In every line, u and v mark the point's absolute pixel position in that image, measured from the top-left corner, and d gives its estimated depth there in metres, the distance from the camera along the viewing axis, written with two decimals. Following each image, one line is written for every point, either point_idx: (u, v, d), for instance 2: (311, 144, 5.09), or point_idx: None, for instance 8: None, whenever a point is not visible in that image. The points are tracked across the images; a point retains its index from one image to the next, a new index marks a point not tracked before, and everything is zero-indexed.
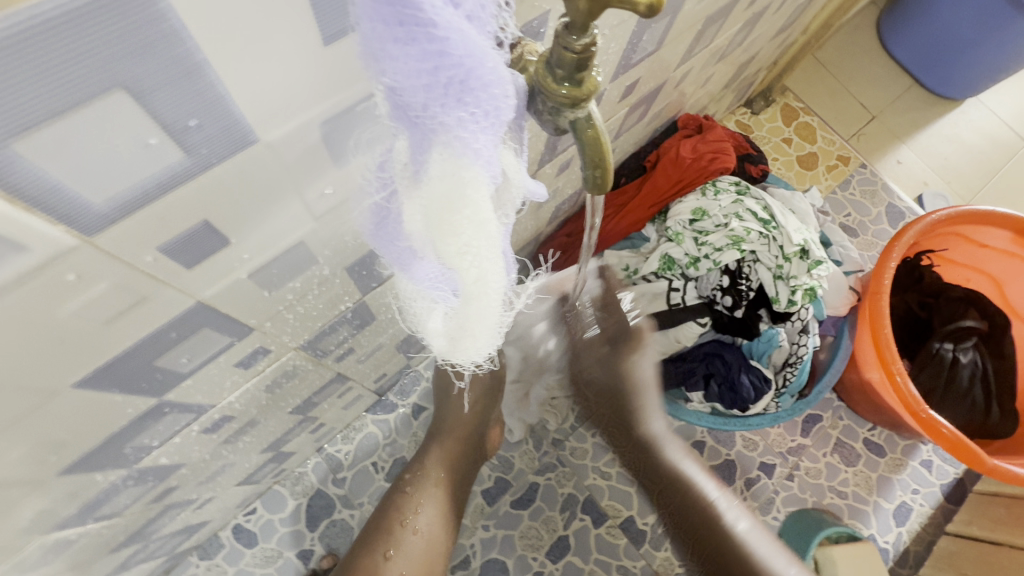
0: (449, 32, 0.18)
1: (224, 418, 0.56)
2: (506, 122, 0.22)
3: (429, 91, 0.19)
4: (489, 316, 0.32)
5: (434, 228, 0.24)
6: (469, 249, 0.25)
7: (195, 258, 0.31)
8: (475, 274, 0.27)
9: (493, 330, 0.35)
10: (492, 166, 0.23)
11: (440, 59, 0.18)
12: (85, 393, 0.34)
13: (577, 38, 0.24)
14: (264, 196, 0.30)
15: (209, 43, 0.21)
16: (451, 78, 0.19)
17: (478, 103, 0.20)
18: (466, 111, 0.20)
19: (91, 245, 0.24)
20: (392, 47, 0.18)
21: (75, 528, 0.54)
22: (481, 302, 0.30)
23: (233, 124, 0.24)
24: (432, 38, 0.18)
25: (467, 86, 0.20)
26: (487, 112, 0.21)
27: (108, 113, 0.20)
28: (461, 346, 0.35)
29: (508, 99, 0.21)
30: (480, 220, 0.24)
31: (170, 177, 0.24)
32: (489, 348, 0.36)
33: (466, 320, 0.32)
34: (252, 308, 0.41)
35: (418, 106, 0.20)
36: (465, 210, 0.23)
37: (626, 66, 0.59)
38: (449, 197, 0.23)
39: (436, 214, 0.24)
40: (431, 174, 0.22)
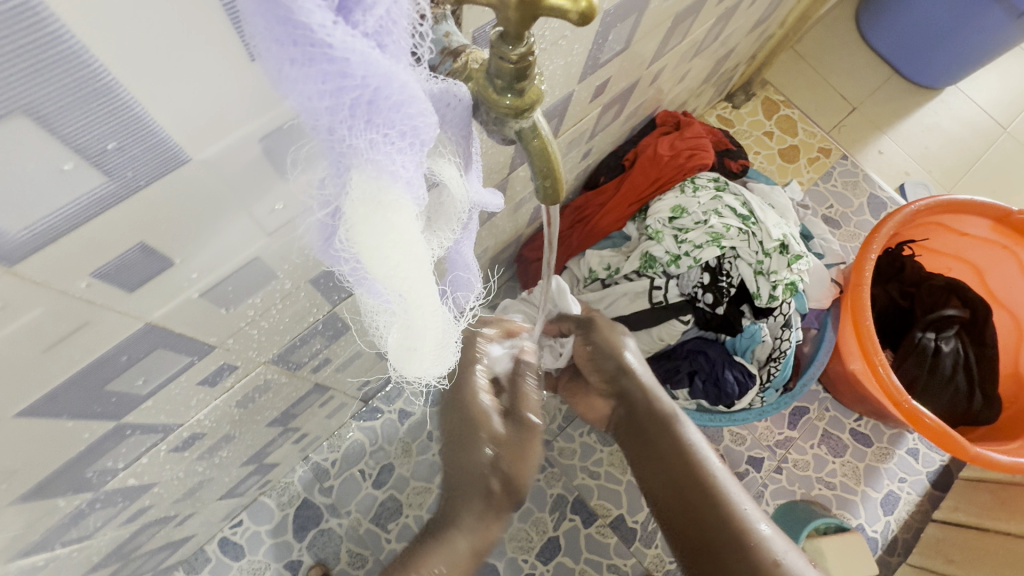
0: (348, 54, 0.17)
1: (195, 435, 0.55)
2: (430, 140, 0.21)
3: (334, 114, 0.19)
4: (434, 333, 0.31)
5: (360, 251, 0.23)
6: (400, 272, 0.24)
7: (137, 281, 0.30)
8: (411, 294, 0.26)
9: (442, 348, 0.34)
10: (416, 186, 0.22)
11: (343, 80, 0.18)
12: (31, 421, 0.33)
13: (512, 48, 0.23)
14: (205, 216, 0.29)
15: (115, 64, 0.20)
16: (357, 99, 0.18)
17: (391, 123, 0.19)
18: (378, 133, 0.20)
19: (13, 274, 0.23)
20: (290, 68, 0.17)
21: (43, 554, 0.53)
22: (423, 321, 0.29)
23: (157, 144, 0.23)
24: (331, 59, 0.17)
25: (376, 106, 0.19)
26: (405, 132, 0.20)
27: (11, 141, 0.19)
28: (411, 365, 0.34)
29: (427, 117, 0.20)
30: (407, 243, 0.23)
31: (94, 201, 0.23)
32: (443, 366, 0.36)
33: (412, 339, 0.31)
34: (210, 326, 0.40)
35: (327, 127, 0.19)
36: (389, 233, 0.22)
37: (595, 67, 0.58)
38: (369, 219, 0.22)
39: (358, 236, 0.23)
40: (350, 196, 0.21)
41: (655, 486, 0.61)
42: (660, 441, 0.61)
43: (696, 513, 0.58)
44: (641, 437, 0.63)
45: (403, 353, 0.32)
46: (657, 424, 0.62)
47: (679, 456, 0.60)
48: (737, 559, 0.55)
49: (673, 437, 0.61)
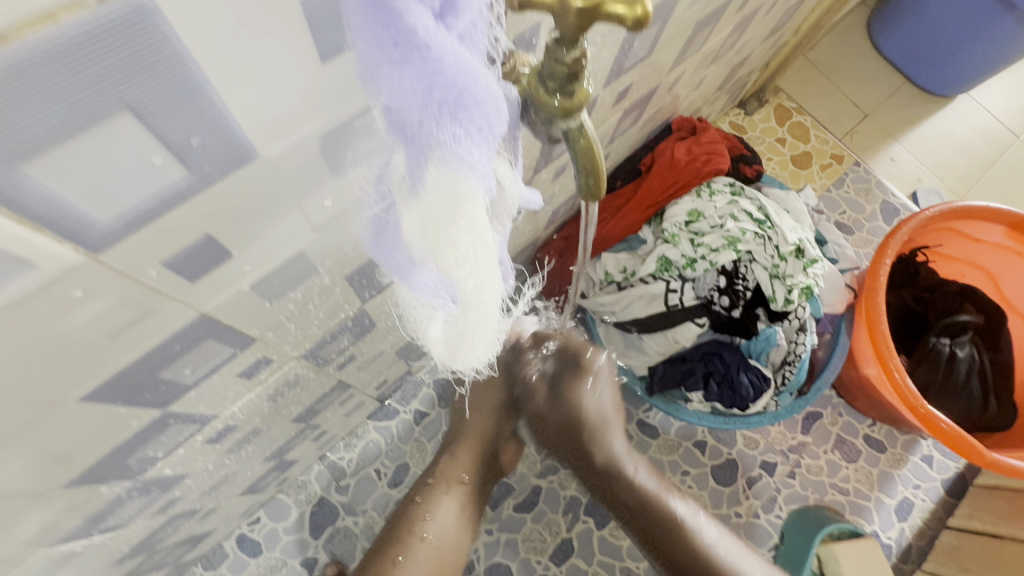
0: (442, 55, 0.19)
1: (228, 427, 0.57)
2: (499, 135, 0.23)
3: (424, 110, 0.20)
4: (489, 323, 0.33)
5: (432, 239, 0.25)
6: (467, 260, 0.26)
7: (198, 271, 0.31)
8: (473, 282, 0.28)
9: (491, 338, 0.36)
10: (487, 178, 0.24)
11: (434, 78, 0.19)
12: (89, 405, 0.35)
13: (567, 52, 0.24)
14: (264, 209, 0.31)
15: (208, 64, 0.21)
16: (445, 96, 0.20)
17: (472, 119, 0.21)
18: (460, 128, 0.21)
19: (97, 262, 0.25)
20: (387, 68, 0.19)
21: (79, 541, 0.54)
22: (480, 310, 0.31)
23: (233, 140, 0.25)
24: (426, 59, 0.19)
25: (460, 103, 0.20)
26: (481, 128, 0.22)
27: (111, 135, 0.20)
28: (461, 354, 0.36)
29: (499, 113, 0.22)
30: (476, 233, 0.25)
31: (173, 193, 0.25)
32: (487, 355, 0.38)
33: (464, 329, 0.33)
34: (253, 319, 0.41)
35: (414, 123, 0.21)
36: (461, 222, 0.24)
37: (619, 73, 0.60)
38: (446, 210, 0.24)
39: (434, 226, 0.24)
40: (426, 188, 0.23)
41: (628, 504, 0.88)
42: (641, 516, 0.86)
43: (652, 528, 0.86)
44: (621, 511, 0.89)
45: (455, 341, 0.34)
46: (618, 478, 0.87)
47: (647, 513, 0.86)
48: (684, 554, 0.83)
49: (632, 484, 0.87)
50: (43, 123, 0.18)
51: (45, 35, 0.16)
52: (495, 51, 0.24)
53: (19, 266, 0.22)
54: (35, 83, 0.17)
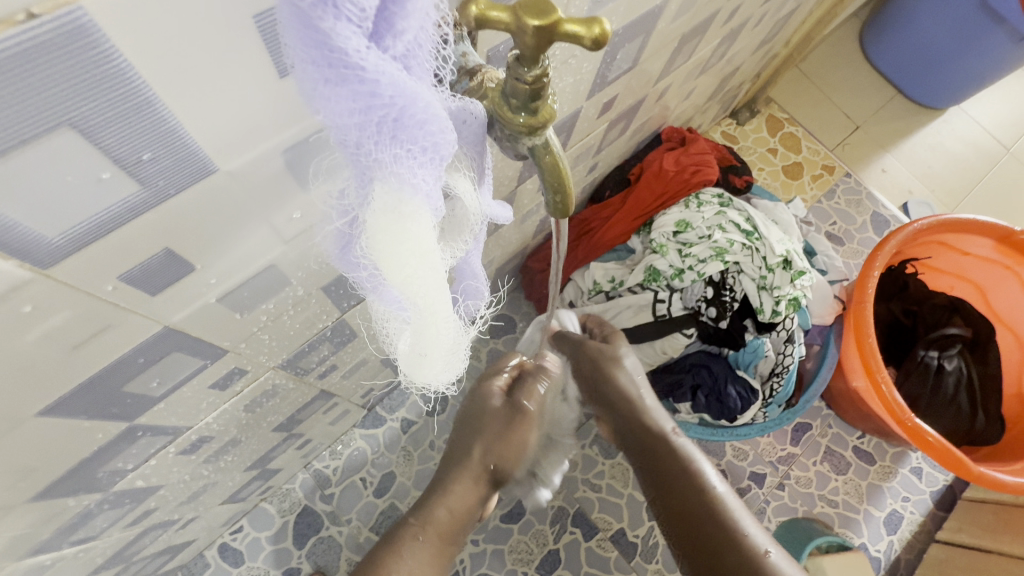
0: (377, 74, 0.18)
1: (204, 438, 0.56)
2: (448, 156, 0.22)
3: (362, 130, 0.20)
4: (445, 340, 0.32)
5: (379, 258, 0.24)
6: (416, 280, 0.25)
7: (160, 285, 0.31)
8: (424, 300, 0.27)
9: (450, 355, 0.35)
10: (434, 199, 0.23)
11: (371, 99, 0.19)
12: (50, 419, 0.34)
13: (528, 70, 0.24)
14: (228, 223, 0.31)
15: (157, 80, 0.21)
16: (383, 116, 0.20)
17: (413, 139, 0.21)
18: (401, 148, 0.21)
19: (47, 278, 0.24)
20: (322, 88, 0.19)
21: (50, 553, 0.53)
22: (434, 327, 0.30)
23: (189, 155, 0.25)
24: (361, 80, 0.18)
25: (400, 123, 0.20)
26: (426, 148, 0.21)
27: (54, 151, 0.20)
28: (421, 371, 0.35)
29: (446, 134, 0.21)
30: (424, 253, 0.24)
31: (126, 208, 0.25)
32: (448, 373, 0.37)
33: (422, 346, 0.32)
34: (224, 330, 0.41)
35: (354, 143, 0.20)
36: (408, 242, 0.23)
37: (604, 84, 0.60)
38: (391, 229, 0.23)
39: (379, 243, 0.24)
40: (372, 207, 0.23)
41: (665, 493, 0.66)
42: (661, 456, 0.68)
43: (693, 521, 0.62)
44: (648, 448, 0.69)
45: (414, 357, 0.33)
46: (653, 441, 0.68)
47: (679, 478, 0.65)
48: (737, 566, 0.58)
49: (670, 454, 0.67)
50: None
51: None
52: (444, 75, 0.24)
53: None
54: None
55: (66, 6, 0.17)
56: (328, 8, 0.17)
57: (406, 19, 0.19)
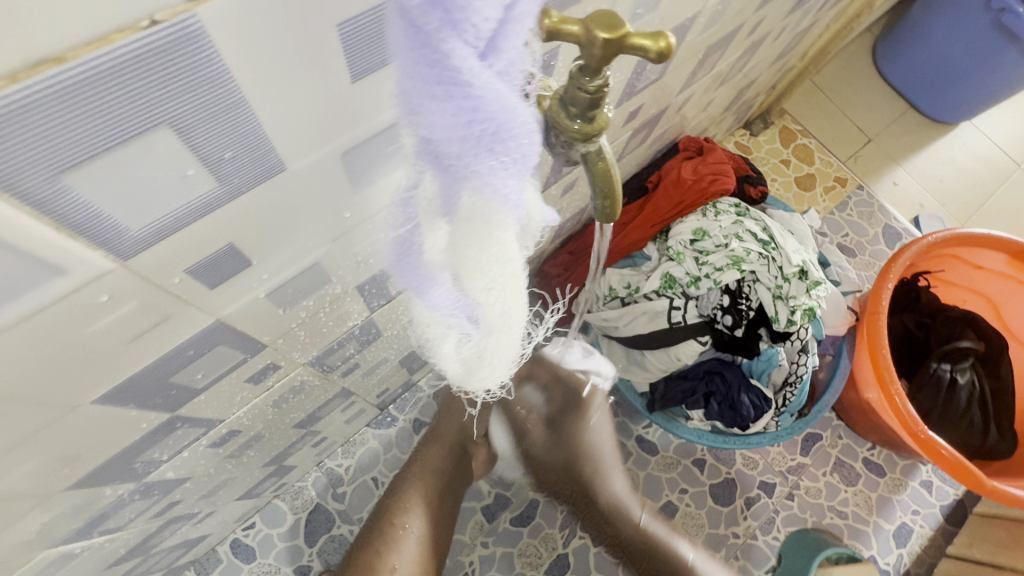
0: (483, 91, 0.20)
1: (231, 432, 0.57)
2: (531, 166, 0.24)
3: (463, 143, 0.21)
4: (510, 347, 0.36)
5: (463, 261, 0.27)
6: (495, 285, 0.30)
7: (218, 279, 0.32)
8: (497, 304, 0.31)
9: (508, 362, 0.39)
10: (516, 207, 0.25)
11: (474, 114, 0.21)
12: (101, 408, 0.35)
13: (590, 80, 0.25)
14: (286, 221, 0.32)
15: (246, 83, 0.22)
16: (483, 130, 0.21)
17: (507, 152, 0.22)
18: (496, 160, 0.22)
19: (124, 269, 0.26)
20: (429, 102, 0.20)
21: (79, 542, 0.54)
22: (503, 333, 0.34)
23: (263, 154, 0.26)
24: (468, 96, 0.20)
25: (498, 137, 0.21)
26: (516, 160, 0.23)
27: (150, 148, 0.21)
28: (478, 376, 0.39)
29: (534, 146, 0.23)
30: (505, 259, 0.28)
31: (201, 204, 0.26)
32: (499, 378, 0.40)
33: (486, 350, 0.36)
34: (266, 325, 0.42)
35: (453, 155, 0.22)
36: (492, 248, 0.27)
37: (631, 93, 0.61)
38: (478, 234, 0.26)
39: (464, 248, 0.27)
40: (461, 213, 0.25)
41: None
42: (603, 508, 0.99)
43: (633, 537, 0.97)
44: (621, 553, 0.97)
45: (473, 362, 0.37)
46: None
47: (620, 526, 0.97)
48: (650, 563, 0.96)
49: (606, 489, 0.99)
50: (87, 138, 0.19)
51: (99, 55, 0.17)
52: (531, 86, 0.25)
53: (51, 271, 0.23)
54: (83, 100, 0.18)
55: (180, 13, 0.18)
56: (450, 28, 0.19)
57: (509, 40, 0.21)
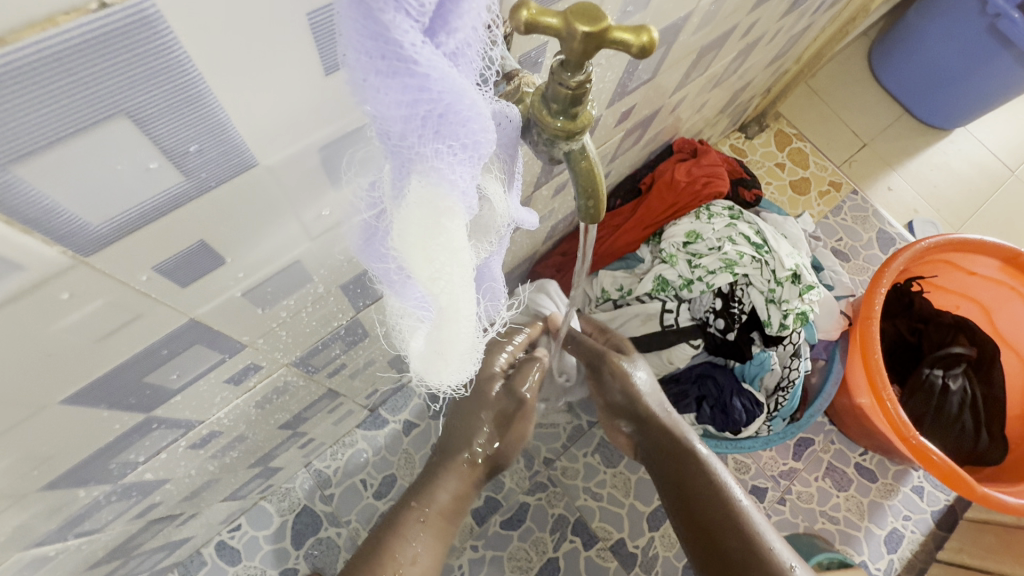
0: (428, 69, 0.19)
1: (213, 433, 0.56)
2: (484, 156, 0.23)
3: (407, 123, 0.21)
4: (464, 342, 0.32)
5: (406, 252, 0.25)
6: (442, 276, 0.26)
7: (191, 277, 0.31)
8: (447, 301, 0.27)
9: (466, 357, 0.35)
10: (468, 197, 0.24)
11: (420, 93, 0.20)
12: (71, 408, 0.34)
13: (571, 75, 0.24)
14: (261, 219, 0.31)
15: (210, 72, 0.21)
16: (430, 112, 0.20)
17: (456, 136, 0.21)
18: (443, 144, 0.22)
19: (87, 265, 0.25)
20: (373, 78, 0.19)
21: (54, 544, 0.53)
22: (454, 329, 0.30)
23: (232, 148, 0.25)
24: (413, 74, 0.19)
25: (445, 119, 0.21)
26: (465, 146, 0.22)
27: (107, 140, 0.20)
28: (435, 368, 0.35)
29: (487, 132, 0.22)
30: (453, 249, 0.25)
31: (167, 199, 0.25)
32: (465, 372, 0.37)
33: (439, 345, 0.32)
34: (245, 325, 0.41)
35: (398, 134, 0.21)
36: (439, 238, 0.24)
37: (623, 93, 0.60)
38: (425, 224, 0.24)
39: (410, 238, 0.24)
40: (408, 201, 0.23)
41: (677, 511, 0.67)
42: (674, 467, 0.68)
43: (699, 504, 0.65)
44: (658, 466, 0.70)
45: (430, 357, 0.34)
46: (679, 461, 0.68)
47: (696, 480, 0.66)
48: (705, 494, 0.66)
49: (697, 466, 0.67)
50: (35, 128, 0.18)
51: (45, 38, 0.16)
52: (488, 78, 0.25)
53: (7, 267, 0.22)
54: (28, 87, 0.17)
55: None
56: (394, 1, 0.18)
57: (460, 18, 0.20)
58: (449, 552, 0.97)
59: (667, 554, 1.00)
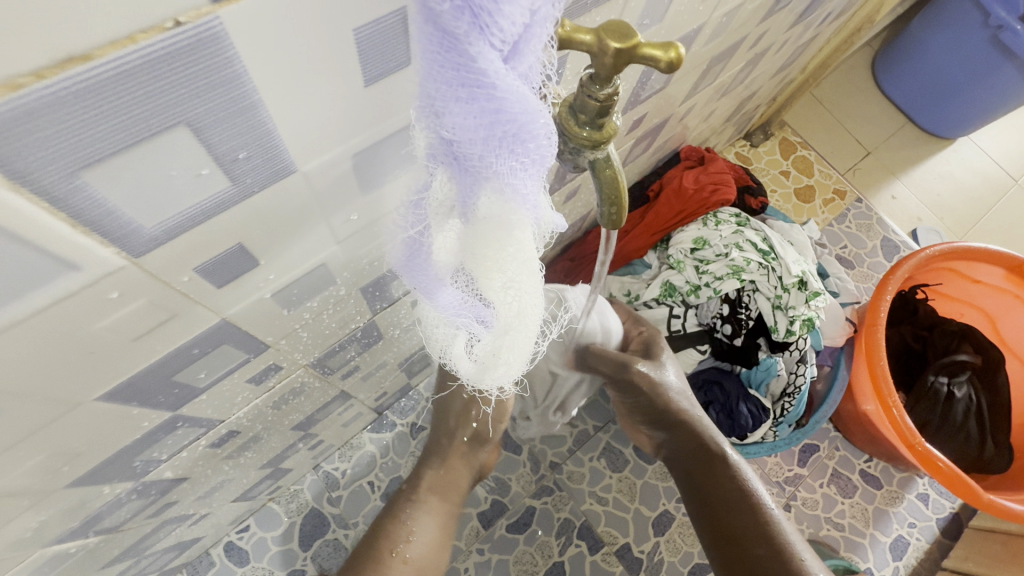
0: (507, 94, 0.20)
1: (230, 432, 0.57)
2: (549, 168, 0.24)
3: (486, 143, 0.22)
4: (523, 347, 0.35)
5: (481, 260, 0.28)
6: (513, 283, 0.29)
7: (226, 278, 0.32)
8: (512, 304, 0.31)
9: (526, 359, 0.37)
10: (535, 209, 0.25)
11: (497, 115, 0.21)
12: (105, 405, 0.35)
13: (600, 88, 0.25)
14: (294, 222, 0.32)
15: (262, 84, 0.22)
16: (505, 132, 0.21)
17: (527, 153, 0.22)
18: (517, 161, 0.23)
19: (135, 266, 0.26)
20: (454, 103, 0.21)
21: (74, 541, 0.54)
22: (520, 332, 0.33)
23: (276, 155, 0.26)
24: (491, 98, 0.20)
25: (519, 139, 0.22)
26: (535, 161, 0.23)
27: (167, 147, 0.21)
28: (490, 375, 0.38)
29: (552, 149, 0.23)
30: (523, 259, 0.28)
31: (213, 204, 0.26)
32: (517, 377, 0.39)
33: (495, 350, 0.35)
34: (270, 326, 0.42)
35: (476, 154, 0.22)
36: (510, 247, 0.27)
37: (635, 103, 0.61)
38: (495, 233, 0.26)
39: (482, 246, 0.27)
40: (479, 214, 0.25)
41: (703, 514, 0.67)
42: (702, 479, 0.68)
43: (730, 519, 0.64)
44: (689, 479, 0.69)
45: (486, 362, 0.37)
46: (707, 466, 0.68)
47: (728, 493, 0.65)
48: (736, 506, 0.65)
49: (728, 480, 0.66)
50: (105, 136, 0.19)
51: (125, 54, 0.17)
52: (545, 93, 0.24)
53: (64, 266, 0.23)
54: (104, 97, 0.18)
55: (205, 15, 0.18)
56: (478, 32, 0.19)
57: (533, 44, 0.21)
58: (455, 555, 0.97)
59: (672, 559, 1.01)
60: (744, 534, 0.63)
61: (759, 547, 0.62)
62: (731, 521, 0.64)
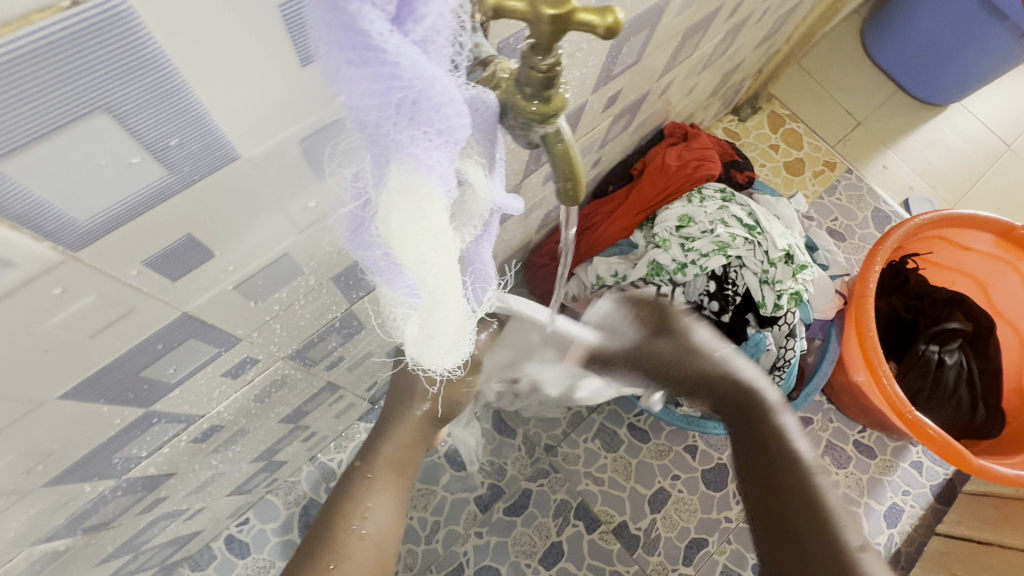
0: (399, 58, 0.20)
1: (214, 427, 0.57)
2: (460, 140, 0.24)
3: (381, 111, 0.22)
4: (452, 323, 0.34)
5: (393, 237, 0.26)
6: (427, 260, 0.28)
7: (182, 270, 0.32)
8: (434, 283, 0.29)
9: (457, 338, 0.37)
10: (446, 181, 0.26)
11: (391, 81, 0.21)
12: (71, 403, 0.35)
13: (542, 58, 0.25)
14: (245, 210, 0.31)
15: (185, 67, 0.21)
16: (402, 99, 0.22)
17: (430, 122, 0.23)
18: (418, 130, 0.23)
19: (76, 260, 0.25)
20: (346, 69, 0.21)
21: (63, 539, 0.54)
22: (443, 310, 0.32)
23: (213, 141, 0.25)
24: (382, 62, 0.20)
25: (417, 105, 0.22)
26: (441, 131, 0.23)
27: (88, 135, 0.21)
28: (427, 351, 0.37)
29: (460, 118, 0.23)
30: (436, 233, 0.27)
31: (151, 195, 0.25)
32: (454, 356, 0.39)
33: (428, 329, 0.34)
34: (239, 318, 0.42)
35: (373, 123, 0.22)
36: (422, 222, 0.26)
37: (609, 78, 0.60)
38: (404, 209, 0.25)
39: (389, 221, 0.26)
40: (388, 187, 0.25)
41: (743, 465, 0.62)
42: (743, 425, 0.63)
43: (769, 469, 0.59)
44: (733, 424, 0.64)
45: (422, 339, 0.36)
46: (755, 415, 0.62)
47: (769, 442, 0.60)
48: (774, 457, 0.59)
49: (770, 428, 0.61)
50: (15, 125, 0.19)
51: (19, 36, 0.17)
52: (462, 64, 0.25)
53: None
54: (7, 81, 0.17)
55: None
56: None
57: (427, 6, 0.21)
58: (454, 539, 0.98)
59: (669, 535, 1.02)
60: (777, 485, 0.58)
61: (796, 502, 0.56)
62: (768, 471, 0.59)
